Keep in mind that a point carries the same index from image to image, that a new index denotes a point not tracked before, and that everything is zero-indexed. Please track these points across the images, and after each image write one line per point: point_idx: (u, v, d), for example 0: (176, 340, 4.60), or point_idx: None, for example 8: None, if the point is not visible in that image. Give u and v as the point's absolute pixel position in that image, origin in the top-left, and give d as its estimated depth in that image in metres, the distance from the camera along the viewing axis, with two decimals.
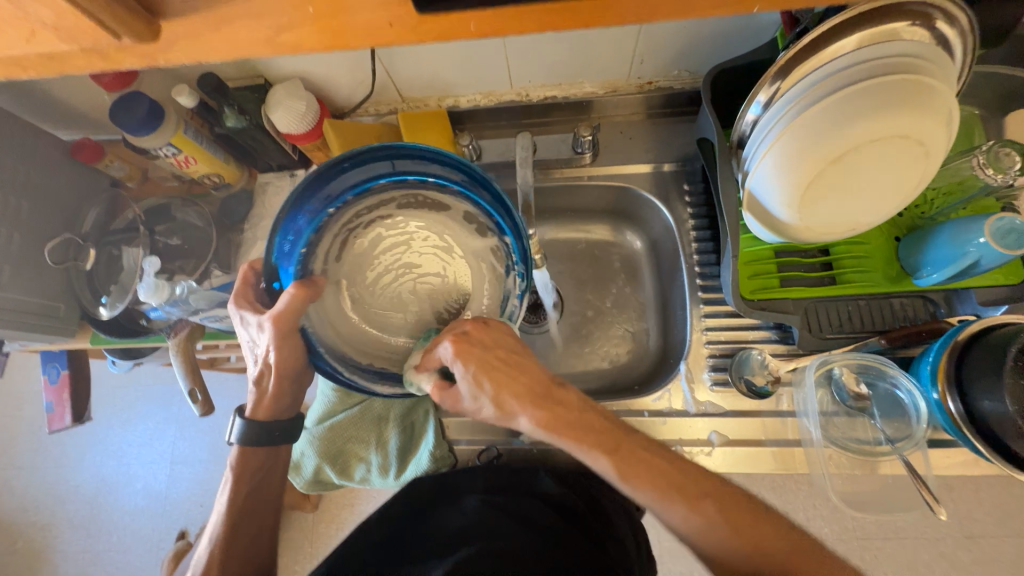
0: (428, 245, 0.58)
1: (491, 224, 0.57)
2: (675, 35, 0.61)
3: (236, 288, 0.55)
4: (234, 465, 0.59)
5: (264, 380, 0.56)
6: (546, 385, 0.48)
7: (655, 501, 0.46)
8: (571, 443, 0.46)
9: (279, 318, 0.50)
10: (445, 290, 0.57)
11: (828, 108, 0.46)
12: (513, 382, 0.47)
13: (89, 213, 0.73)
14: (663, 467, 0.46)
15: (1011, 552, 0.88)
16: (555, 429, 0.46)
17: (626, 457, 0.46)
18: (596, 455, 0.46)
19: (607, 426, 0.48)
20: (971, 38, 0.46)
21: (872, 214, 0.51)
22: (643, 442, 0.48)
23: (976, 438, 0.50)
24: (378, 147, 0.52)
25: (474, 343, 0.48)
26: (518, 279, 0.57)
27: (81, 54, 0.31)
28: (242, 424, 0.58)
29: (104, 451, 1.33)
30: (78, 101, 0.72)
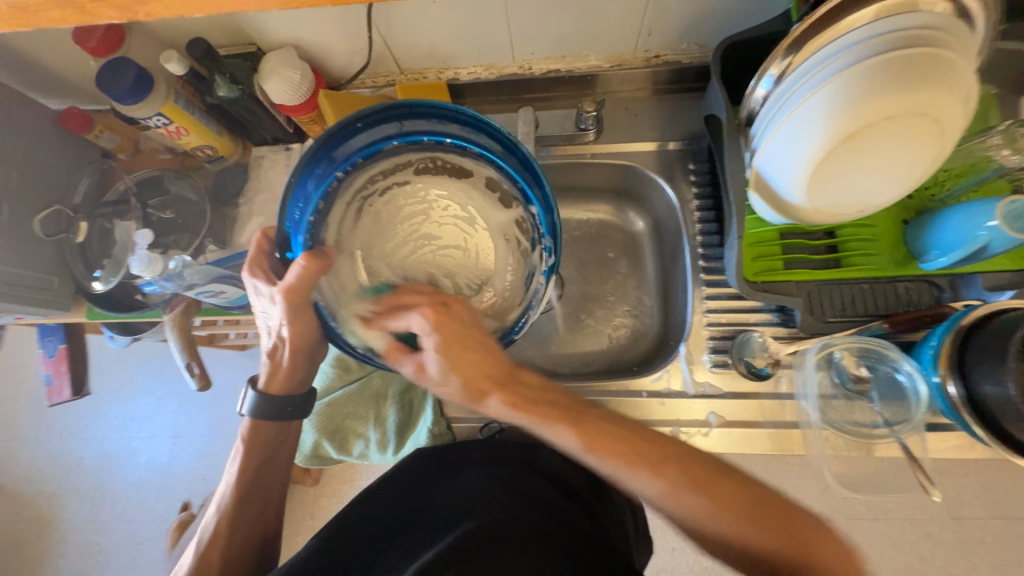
0: (448, 215, 0.59)
1: (515, 192, 0.57)
2: (685, 5, 0.59)
3: (250, 253, 0.53)
4: (244, 437, 0.59)
5: (278, 352, 0.57)
6: (509, 369, 0.50)
7: (620, 471, 0.45)
8: (536, 418, 0.47)
9: (291, 290, 0.49)
10: (466, 261, 0.59)
11: (843, 83, 0.45)
12: (484, 362, 0.49)
13: (80, 186, 0.72)
14: (638, 443, 0.46)
15: (997, 534, 0.89)
16: (523, 407, 0.48)
17: (590, 429, 0.46)
18: (558, 426, 0.47)
19: (570, 404, 0.49)
20: (996, 11, 0.44)
21: (882, 195, 0.50)
22: (606, 415, 0.49)
23: (975, 421, 0.50)
24: (393, 105, 0.52)
25: (452, 317, 0.49)
26: (543, 254, 0.56)
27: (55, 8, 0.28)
28: (254, 398, 0.59)
29: (106, 425, 1.34)
30: (64, 68, 0.69)
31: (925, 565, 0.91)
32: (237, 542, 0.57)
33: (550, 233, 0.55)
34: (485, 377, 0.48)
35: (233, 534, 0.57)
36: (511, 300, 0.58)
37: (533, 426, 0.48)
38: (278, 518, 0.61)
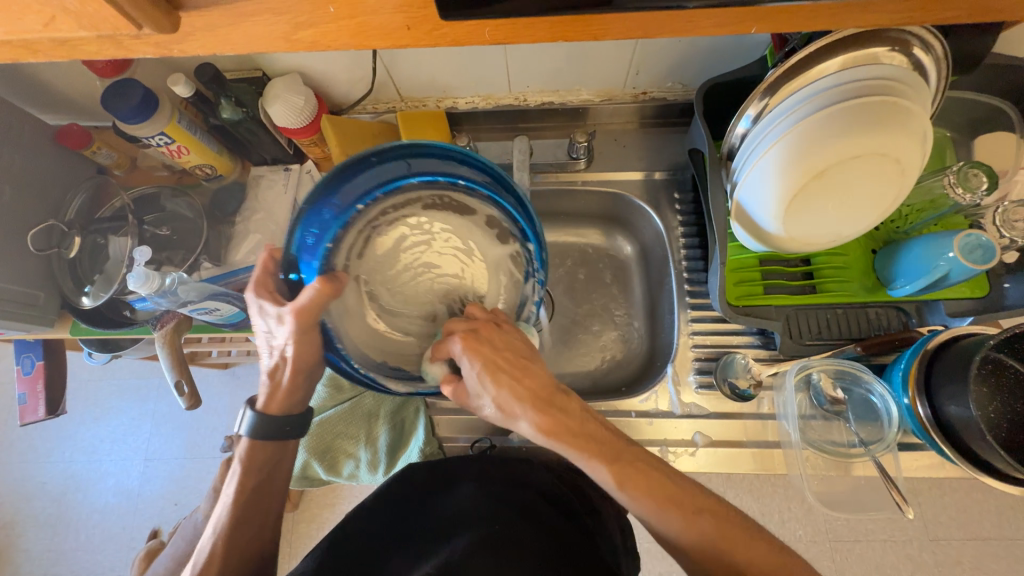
0: (448, 247, 0.61)
1: (515, 231, 0.59)
2: (670, 49, 0.64)
3: (256, 274, 0.54)
4: (242, 455, 0.58)
5: (278, 371, 0.56)
6: (550, 393, 0.50)
7: (652, 512, 0.47)
8: (577, 450, 0.49)
9: (302, 311, 0.51)
10: (461, 290, 0.61)
11: (814, 125, 0.49)
12: (517, 385, 0.49)
13: (74, 201, 0.72)
14: (670, 485, 0.48)
15: (972, 554, 0.92)
16: (564, 439, 0.49)
17: (625, 468, 0.48)
18: (610, 464, 0.48)
19: (608, 437, 0.50)
20: (946, 64, 0.49)
21: (851, 226, 0.54)
22: (640, 453, 0.50)
23: (943, 442, 0.53)
24: (406, 145, 0.53)
25: (484, 342, 0.50)
26: (536, 285, 0.60)
27: (95, 41, 0.30)
28: (252, 417, 0.58)
29: (75, 446, 1.28)
30: (68, 86, 0.71)
31: None
32: (234, 564, 0.55)
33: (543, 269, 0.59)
34: (535, 404, 0.49)
35: (231, 554, 0.55)
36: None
37: (568, 454, 0.50)
38: (274, 534, 0.60)
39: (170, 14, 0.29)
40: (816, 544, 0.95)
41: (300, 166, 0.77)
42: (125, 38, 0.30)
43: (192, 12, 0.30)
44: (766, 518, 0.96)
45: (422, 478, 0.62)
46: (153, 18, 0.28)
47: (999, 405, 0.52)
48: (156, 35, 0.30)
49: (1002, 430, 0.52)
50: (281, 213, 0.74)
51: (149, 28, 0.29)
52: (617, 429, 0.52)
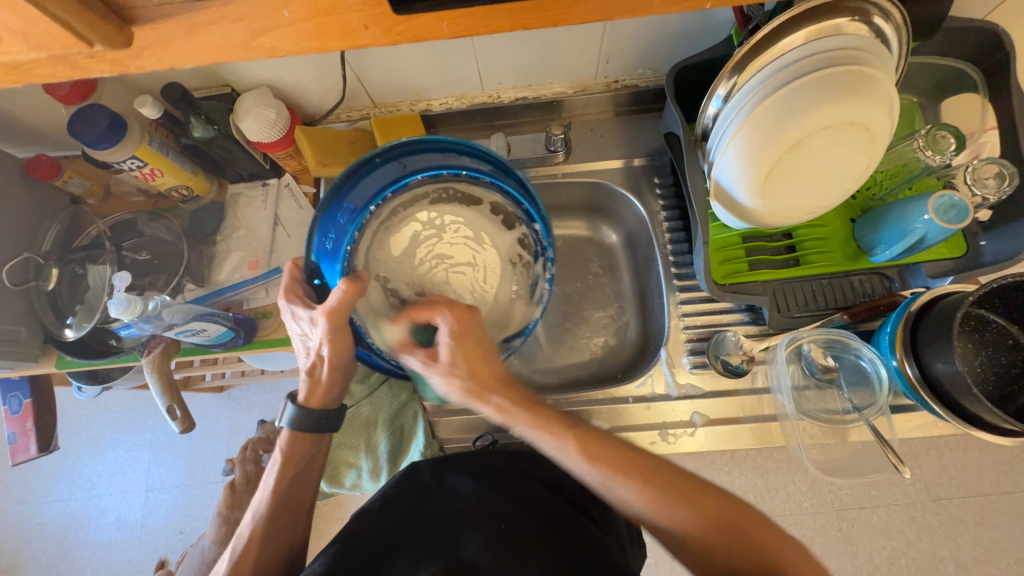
0: (458, 237, 0.62)
1: (520, 213, 0.60)
2: (637, 35, 0.64)
3: (284, 282, 0.52)
4: (283, 446, 0.57)
5: (315, 369, 0.56)
6: (506, 372, 0.54)
7: (610, 480, 0.48)
8: (530, 424, 0.51)
9: (333, 315, 0.49)
10: (477, 277, 0.61)
11: (781, 100, 0.49)
12: (484, 359, 0.52)
13: (48, 233, 0.70)
14: (626, 451, 0.50)
15: (975, 511, 0.94)
16: (513, 404, 0.51)
17: (586, 437, 0.50)
18: (557, 433, 0.50)
19: (561, 414, 0.52)
20: (906, 31, 0.49)
21: (828, 196, 0.55)
22: (592, 428, 0.52)
23: (932, 400, 0.54)
24: (402, 144, 0.55)
25: (468, 318, 0.53)
26: (546, 263, 0.61)
27: (48, 62, 0.30)
28: (293, 410, 0.57)
29: (72, 484, 1.26)
30: (34, 116, 0.69)
31: (912, 548, 0.94)
32: (269, 556, 0.55)
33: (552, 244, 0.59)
34: (489, 375, 0.52)
35: (270, 544, 0.55)
36: (515, 314, 0.61)
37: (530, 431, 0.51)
38: (308, 525, 0.60)
39: (121, 29, 0.29)
40: (822, 515, 0.96)
41: (278, 180, 0.76)
42: (78, 57, 0.30)
43: (146, 25, 0.29)
44: (771, 494, 0.98)
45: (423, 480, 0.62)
46: (105, 34, 0.28)
47: (985, 358, 0.54)
48: (110, 52, 0.30)
49: (989, 382, 0.54)
50: (262, 228, 0.73)
51: (103, 45, 0.29)
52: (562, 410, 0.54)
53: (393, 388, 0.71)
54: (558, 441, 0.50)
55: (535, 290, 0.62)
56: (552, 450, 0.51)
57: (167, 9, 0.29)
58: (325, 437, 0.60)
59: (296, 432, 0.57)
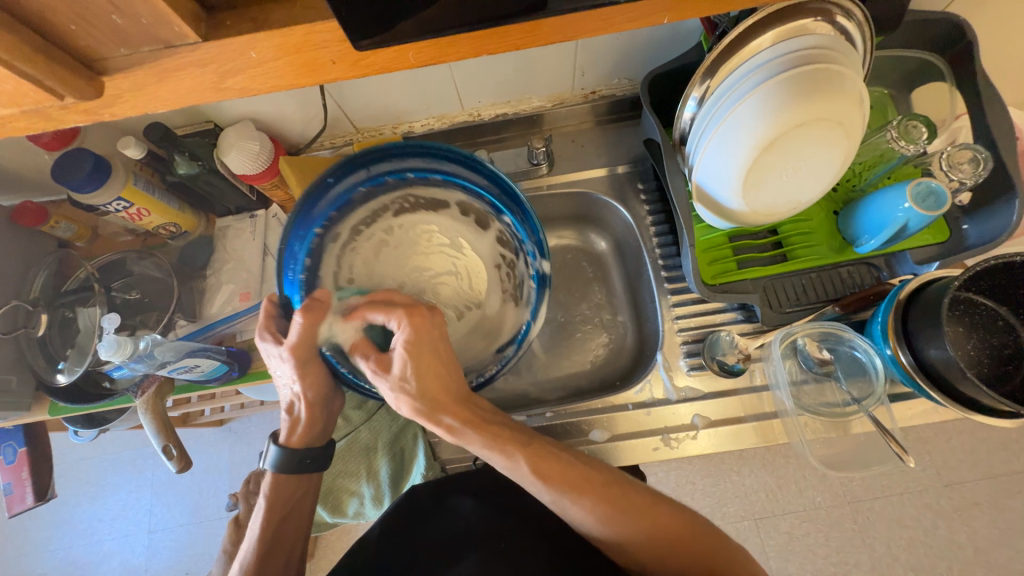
0: (432, 244, 0.62)
1: (489, 210, 0.61)
2: (609, 48, 0.65)
3: (260, 321, 0.53)
4: (268, 491, 0.58)
5: (295, 407, 0.56)
6: (465, 389, 0.52)
7: (561, 499, 0.50)
8: (483, 443, 0.50)
9: (299, 350, 0.51)
10: (459, 283, 0.61)
11: (754, 101, 0.50)
12: (443, 374, 0.50)
13: (37, 278, 0.70)
14: (580, 471, 0.51)
15: (988, 494, 0.93)
16: (465, 422, 0.50)
17: (539, 455, 0.51)
18: (508, 453, 0.50)
19: (518, 431, 0.53)
20: (869, 28, 0.50)
21: (810, 191, 0.56)
22: (552, 445, 0.53)
23: (929, 386, 0.54)
24: (359, 156, 0.55)
25: (424, 330, 0.50)
26: (528, 259, 0.61)
27: (22, 116, 0.30)
28: (276, 453, 0.58)
29: (73, 531, 1.23)
30: (19, 163, 0.70)
31: (929, 537, 0.93)
32: None
33: (531, 238, 0.59)
34: (443, 391, 0.50)
35: None
36: (504, 318, 0.62)
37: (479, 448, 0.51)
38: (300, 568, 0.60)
39: (93, 80, 0.30)
40: (836, 508, 0.95)
41: (265, 210, 0.77)
42: (52, 110, 0.30)
43: (116, 74, 0.30)
44: (783, 491, 0.97)
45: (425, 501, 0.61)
46: (76, 87, 0.29)
47: (978, 341, 0.55)
48: (83, 103, 0.30)
49: (983, 365, 0.54)
50: (252, 259, 0.74)
51: (73, 97, 0.29)
52: (525, 425, 0.55)
53: (391, 411, 0.71)
54: (511, 464, 0.50)
55: (524, 290, 0.61)
56: (505, 469, 0.51)
57: (136, 57, 0.29)
58: (312, 477, 0.60)
59: (282, 477, 0.58)
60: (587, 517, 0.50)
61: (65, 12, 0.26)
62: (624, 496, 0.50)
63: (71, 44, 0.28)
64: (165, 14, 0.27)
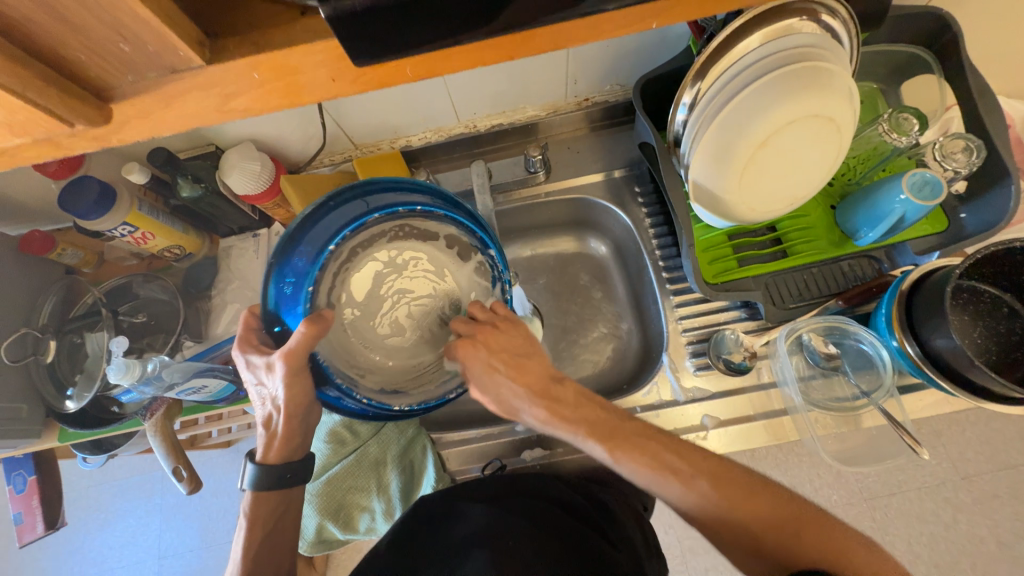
0: (418, 270, 0.63)
1: (475, 243, 0.61)
2: (601, 55, 0.66)
3: (239, 333, 0.56)
4: (247, 509, 0.58)
5: (272, 422, 0.56)
6: (546, 380, 0.55)
7: (652, 482, 0.49)
8: (580, 433, 0.51)
9: (289, 358, 0.51)
10: (438, 309, 0.62)
11: (744, 101, 0.51)
12: (517, 379, 0.54)
13: (45, 305, 0.71)
14: (667, 454, 0.49)
15: (1007, 485, 0.91)
16: (556, 417, 0.52)
17: (621, 444, 0.50)
18: (592, 442, 0.51)
19: (603, 415, 0.52)
20: (854, 24, 0.50)
21: (804, 186, 0.57)
22: (638, 428, 0.51)
23: (937, 375, 0.53)
24: (356, 185, 0.56)
25: (481, 345, 0.54)
26: (505, 286, 0.62)
27: (33, 145, 0.31)
28: (253, 470, 0.57)
29: (83, 559, 1.23)
30: (28, 191, 0.71)
31: (949, 531, 0.91)
32: None
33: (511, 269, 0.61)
34: (535, 381, 0.54)
35: None
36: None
37: (570, 438, 0.53)
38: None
39: (100, 108, 0.31)
40: (853, 506, 0.94)
41: (268, 229, 0.78)
42: (60, 138, 0.31)
43: (123, 101, 0.31)
44: (798, 491, 0.95)
45: (434, 509, 0.61)
46: (85, 115, 0.30)
47: (984, 329, 0.54)
48: (91, 130, 0.31)
49: (992, 353, 0.54)
50: (256, 278, 0.74)
51: (82, 125, 0.30)
52: (616, 407, 0.54)
53: (399, 424, 0.71)
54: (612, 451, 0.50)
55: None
56: (605, 457, 0.51)
57: (140, 84, 0.30)
58: (292, 492, 0.60)
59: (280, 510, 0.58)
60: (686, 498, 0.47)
61: (74, 43, 0.27)
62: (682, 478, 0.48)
63: (78, 74, 0.29)
64: (170, 41, 0.28)
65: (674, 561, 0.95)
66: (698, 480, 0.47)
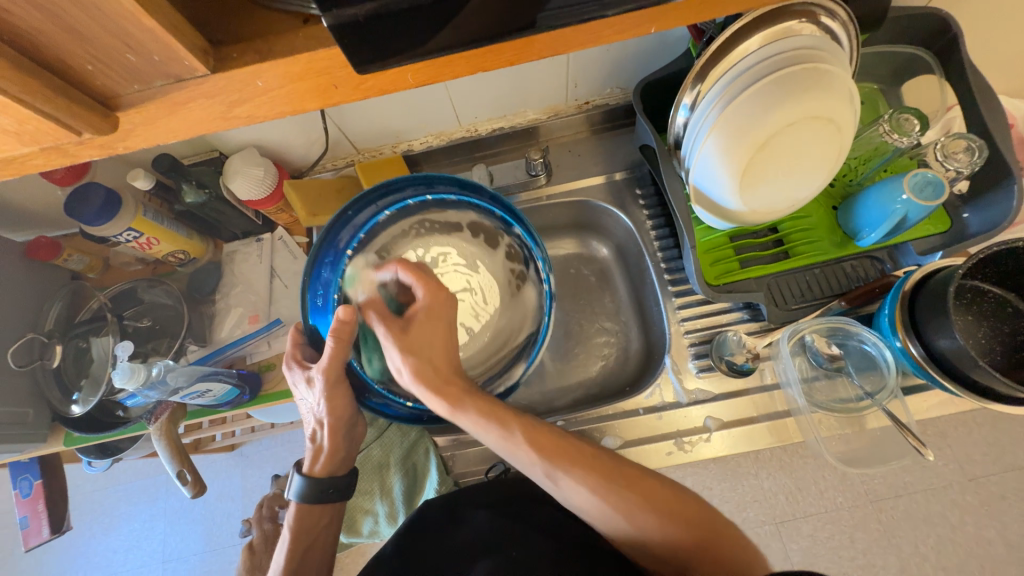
0: (449, 265, 0.65)
1: (499, 225, 0.64)
2: (600, 59, 0.67)
3: (288, 349, 0.57)
4: (291, 523, 0.58)
5: (318, 435, 0.58)
6: (449, 369, 0.53)
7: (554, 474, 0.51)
8: (476, 418, 0.52)
9: (327, 371, 0.53)
10: (476, 300, 0.64)
11: (745, 102, 0.51)
12: (438, 346, 0.53)
13: (51, 311, 0.72)
14: (584, 454, 0.52)
15: (1015, 486, 0.91)
16: (433, 390, 0.52)
17: (539, 440, 0.51)
18: (505, 425, 0.51)
19: (522, 412, 0.53)
20: (853, 26, 0.50)
21: (804, 188, 0.57)
22: (548, 431, 0.53)
23: (942, 376, 0.53)
24: (374, 187, 0.59)
25: (441, 306, 0.54)
26: (537, 266, 0.63)
27: (42, 153, 0.32)
28: (300, 482, 0.58)
29: (88, 563, 1.23)
30: (35, 197, 0.72)
31: (956, 533, 0.91)
32: None
33: (539, 246, 0.62)
34: (446, 363, 0.53)
35: None
36: (523, 323, 0.65)
37: (484, 431, 0.52)
38: None
39: (108, 117, 0.31)
40: (859, 508, 0.93)
41: (271, 234, 0.78)
42: (68, 146, 0.32)
43: (130, 109, 0.31)
44: (803, 494, 0.95)
45: (437, 511, 0.61)
46: (93, 123, 0.30)
47: (988, 329, 0.54)
48: (99, 138, 0.32)
49: (997, 353, 0.54)
50: (260, 282, 0.75)
51: (90, 133, 0.31)
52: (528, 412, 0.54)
53: (402, 428, 0.72)
54: (505, 433, 0.51)
55: (537, 300, 0.64)
56: (499, 442, 0.52)
57: (147, 92, 0.31)
58: (335, 506, 0.60)
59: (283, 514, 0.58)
60: (578, 490, 0.50)
61: (81, 53, 0.28)
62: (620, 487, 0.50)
63: (87, 84, 0.30)
64: (175, 50, 0.28)
65: None
66: (579, 471, 0.50)
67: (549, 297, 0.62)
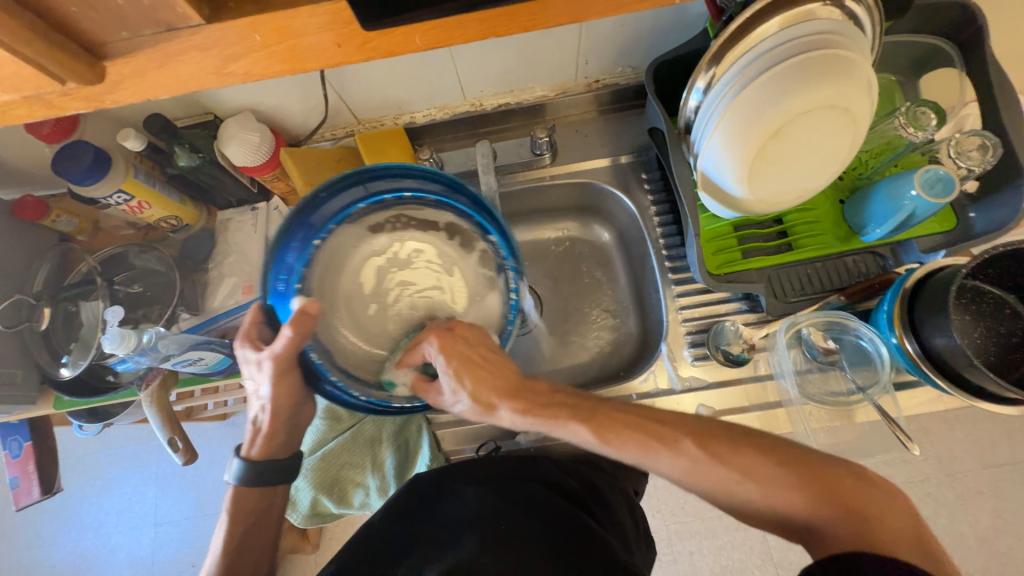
0: (422, 261, 0.63)
1: (476, 229, 0.63)
2: (613, 35, 0.64)
3: (244, 325, 0.56)
4: (228, 505, 0.59)
5: (259, 418, 0.59)
6: (518, 379, 0.54)
7: (639, 456, 0.46)
8: (537, 421, 0.51)
9: (279, 358, 0.53)
10: (443, 302, 0.63)
11: (760, 90, 0.49)
12: (488, 379, 0.53)
13: (40, 272, 0.70)
14: (643, 421, 0.47)
15: (990, 483, 0.93)
16: (491, 412, 0.53)
17: (602, 422, 0.48)
18: (566, 427, 0.49)
19: (576, 401, 0.51)
20: (878, 11, 0.49)
21: (813, 179, 0.56)
22: (614, 406, 0.50)
23: (935, 374, 0.53)
24: (352, 173, 0.58)
25: (458, 340, 0.55)
26: (509, 275, 0.62)
27: (23, 103, 0.30)
28: (238, 466, 0.59)
29: (79, 524, 1.25)
30: (20, 153, 0.70)
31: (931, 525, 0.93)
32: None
33: (512, 255, 0.61)
34: (505, 384, 0.54)
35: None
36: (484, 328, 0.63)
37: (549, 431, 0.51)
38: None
39: (93, 66, 0.30)
40: None
41: (267, 203, 0.76)
42: (52, 96, 0.30)
43: (117, 59, 0.30)
44: None
45: (428, 486, 0.62)
46: (75, 70, 0.28)
47: (984, 329, 0.55)
48: (84, 88, 0.30)
49: (990, 353, 0.54)
50: (254, 252, 0.73)
51: (73, 81, 0.29)
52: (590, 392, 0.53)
53: None
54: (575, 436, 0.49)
55: (501, 308, 0.63)
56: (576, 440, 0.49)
57: (137, 41, 0.29)
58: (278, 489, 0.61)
59: (259, 488, 0.59)
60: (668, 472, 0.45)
61: None
62: (680, 441, 0.45)
63: (70, 29, 0.28)
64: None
65: (660, 544, 1.01)
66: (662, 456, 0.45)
67: (516, 309, 0.62)
